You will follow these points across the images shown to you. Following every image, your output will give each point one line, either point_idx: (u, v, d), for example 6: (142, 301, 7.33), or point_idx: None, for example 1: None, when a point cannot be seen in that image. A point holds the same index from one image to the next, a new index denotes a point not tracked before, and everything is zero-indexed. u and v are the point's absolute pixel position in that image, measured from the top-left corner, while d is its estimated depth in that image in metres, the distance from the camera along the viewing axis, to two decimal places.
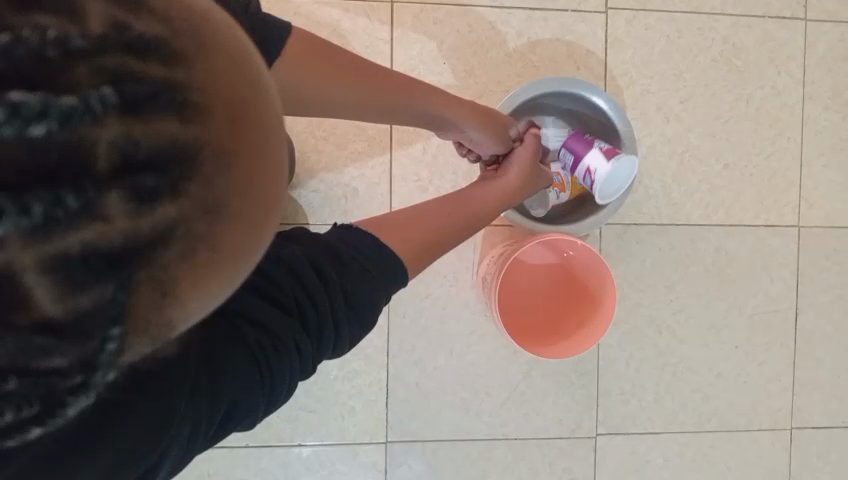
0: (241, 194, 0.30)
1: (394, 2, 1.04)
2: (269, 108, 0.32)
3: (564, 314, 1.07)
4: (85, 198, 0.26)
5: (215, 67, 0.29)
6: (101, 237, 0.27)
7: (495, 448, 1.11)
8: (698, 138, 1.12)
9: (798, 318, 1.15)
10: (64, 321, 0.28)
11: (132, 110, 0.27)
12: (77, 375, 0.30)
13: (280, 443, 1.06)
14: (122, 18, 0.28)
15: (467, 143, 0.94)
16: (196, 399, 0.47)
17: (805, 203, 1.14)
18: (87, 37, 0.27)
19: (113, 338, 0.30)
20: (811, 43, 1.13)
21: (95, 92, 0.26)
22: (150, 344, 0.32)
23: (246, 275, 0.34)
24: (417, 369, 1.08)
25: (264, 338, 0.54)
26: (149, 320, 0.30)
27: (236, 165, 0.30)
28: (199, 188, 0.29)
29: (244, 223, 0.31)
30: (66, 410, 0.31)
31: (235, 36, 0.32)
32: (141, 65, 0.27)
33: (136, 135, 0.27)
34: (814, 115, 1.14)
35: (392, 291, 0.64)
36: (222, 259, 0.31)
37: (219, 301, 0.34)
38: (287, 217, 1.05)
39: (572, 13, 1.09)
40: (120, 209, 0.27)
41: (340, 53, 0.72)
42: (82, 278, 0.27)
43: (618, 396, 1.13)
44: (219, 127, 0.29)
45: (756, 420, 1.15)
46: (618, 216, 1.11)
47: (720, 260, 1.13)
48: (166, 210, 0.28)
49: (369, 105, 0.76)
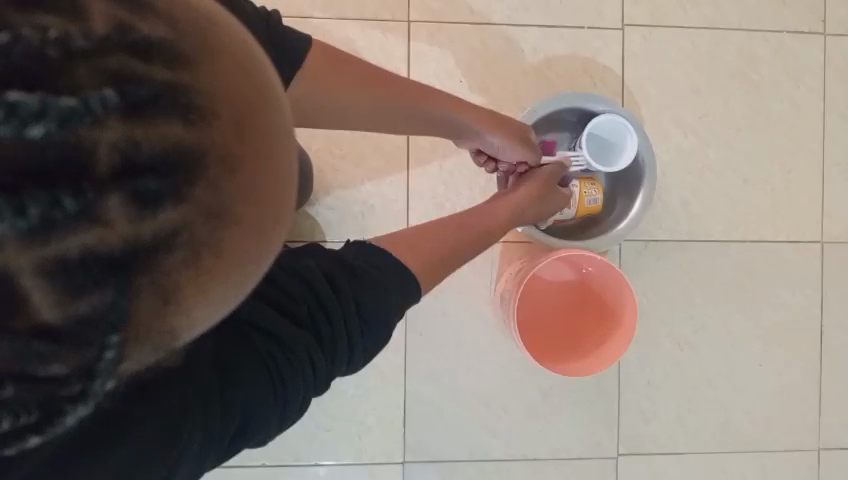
0: (247, 199, 0.30)
1: (410, 21, 1.06)
2: (277, 113, 0.32)
3: (584, 332, 1.06)
4: (83, 201, 0.26)
5: (221, 71, 0.30)
6: (100, 240, 0.27)
7: (514, 468, 1.09)
8: (717, 153, 1.11)
9: (823, 335, 1.13)
10: (62, 326, 0.28)
11: (133, 111, 0.27)
12: (77, 383, 0.29)
13: (297, 461, 1.06)
14: (126, 19, 0.28)
15: (489, 150, 0.93)
16: (208, 412, 0.47)
17: (827, 218, 1.13)
18: (89, 38, 0.27)
19: (111, 345, 0.29)
20: (829, 57, 1.12)
21: (96, 93, 0.26)
22: (152, 353, 0.32)
23: (255, 286, 0.34)
24: (434, 387, 1.08)
25: (277, 350, 0.54)
26: (150, 328, 0.30)
27: (242, 171, 0.30)
28: (204, 192, 0.29)
29: (252, 230, 0.31)
30: (64, 419, 0.30)
31: (242, 41, 0.32)
32: (144, 67, 0.28)
33: (137, 138, 0.27)
34: (834, 129, 1.13)
35: (405, 306, 0.64)
36: (228, 265, 0.31)
37: (225, 310, 0.34)
38: (304, 234, 1.05)
39: (587, 30, 1.09)
40: (120, 212, 0.27)
41: (353, 61, 0.73)
42: (80, 281, 0.27)
43: (639, 415, 1.11)
44: (224, 131, 0.29)
45: (782, 440, 1.13)
46: (637, 231, 1.10)
47: (741, 276, 1.12)
48: (169, 215, 0.28)
49: (380, 112, 0.76)
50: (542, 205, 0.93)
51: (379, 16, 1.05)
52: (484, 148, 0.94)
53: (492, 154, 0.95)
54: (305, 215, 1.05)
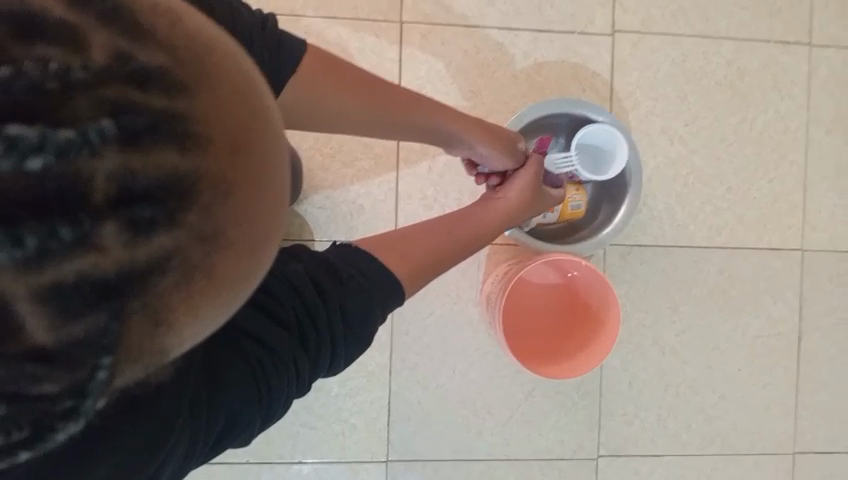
0: (241, 222, 0.31)
1: (403, 22, 1.06)
2: (270, 136, 0.32)
3: (567, 334, 1.07)
4: (80, 231, 0.27)
5: (217, 97, 0.30)
6: (95, 267, 0.27)
7: (496, 468, 1.11)
8: (703, 160, 1.13)
9: (802, 340, 1.15)
10: (55, 348, 0.28)
11: (131, 141, 0.27)
12: (69, 400, 0.30)
13: (281, 459, 1.06)
14: (125, 48, 0.28)
15: (476, 158, 0.95)
16: (195, 419, 0.48)
17: (808, 226, 1.15)
18: (89, 69, 0.27)
19: (104, 366, 0.30)
20: (814, 67, 1.14)
21: (95, 125, 0.26)
22: (142, 370, 0.33)
23: (243, 302, 0.35)
24: (419, 387, 1.08)
25: (265, 355, 0.55)
26: (142, 348, 0.31)
27: (234, 194, 0.30)
28: (197, 217, 0.29)
29: (243, 252, 0.32)
30: (55, 435, 0.31)
31: (238, 64, 0.32)
32: (143, 96, 0.28)
33: (135, 168, 0.27)
34: (817, 139, 1.15)
35: (389, 311, 0.64)
36: (220, 286, 0.32)
37: (215, 326, 0.35)
38: (292, 233, 1.06)
39: (578, 35, 1.10)
40: (117, 240, 0.27)
41: (345, 67, 0.73)
42: (75, 306, 0.28)
43: (621, 417, 1.12)
44: (219, 158, 0.30)
45: (759, 443, 1.15)
46: (622, 237, 1.11)
47: (723, 282, 1.13)
48: (162, 240, 0.28)
49: (371, 120, 0.77)
50: (529, 213, 0.94)
51: (372, 17, 1.05)
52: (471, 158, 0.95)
53: (477, 162, 0.97)
54: (294, 214, 1.05)
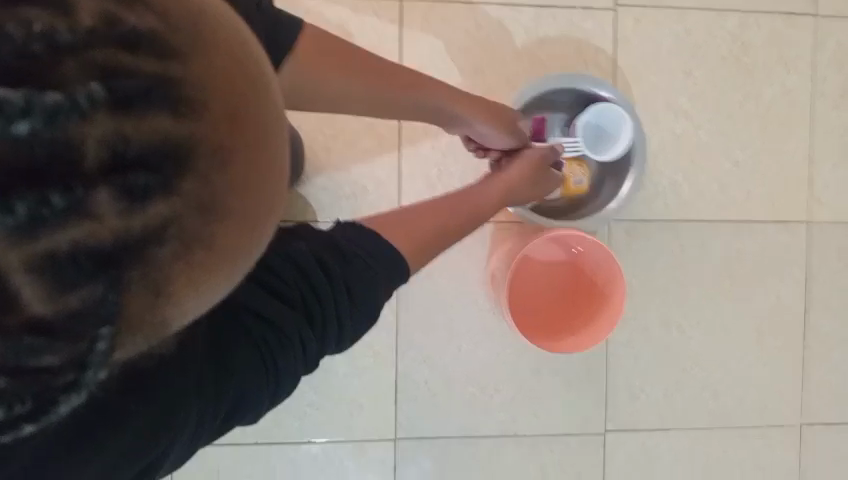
0: (239, 192, 0.31)
1: (403, 1, 1.05)
2: (268, 104, 0.33)
3: (573, 311, 1.07)
4: (73, 197, 0.27)
5: (210, 62, 0.30)
6: (91, 235, 0.28)
7: (504, 445, 1.11)
8: (708, 135, 1.12)
9: (808, 314, 1.15)
10: (55, 319, 0.29)
11: (122, 106, 0.28)
12: (70, 373, 0.31)
13: (290, 439, 1.08)
14: (115, 11, 0.29)
15: (476, 136, 0.94)
16: (203, 398, 0.49)
17: (815, 200, 1.14)
18: (76, 32, 0.28)
19: (103, 336, 0.31)
20: (820, 39, 1.13)
21: (84, 89, 0.27)
22: (144, 342, 0.33)
23: (246, 275, 0.35)
24: (426, 366, 1.09)
25: (271, 334, 0.55)
26: (142, 320, 0.31)
27: (232, 163, 0.30)
28: (193, 185, 0.29)
29: (242, 222, 0.32)
30: (58, 408, 0.32)
31: (233, 30, 0.33)
32: (134, 60, 0.28)
33: (127, 133, 0.28)
34: (823, 113, 1.14)
35: (392, 290, 0.65)
36: (220, 256, 0.32)
37: (218, 299, 0.35)
38: (297, 215, 1.06)
39: (580, 11, 1.09)
40: (110, 206, 0.28)
41: (344, 46, 0.73)
42: (73, 275, 0.28)
43: (627, 393, 1.13)
44: (213, 125, 0.30)
45: (766, 418, 1.15)
46: (627, 213, 1.11)
47: (729, 257, 1.13)
48: (159, 208, 0.29)
49: (371, 99, 0.77)
50: (528, 195, 0.95)
51: None
52: (471, 135, 0.95)
53: (478, 141, 0.96)
54: (298, 196, 1.05)
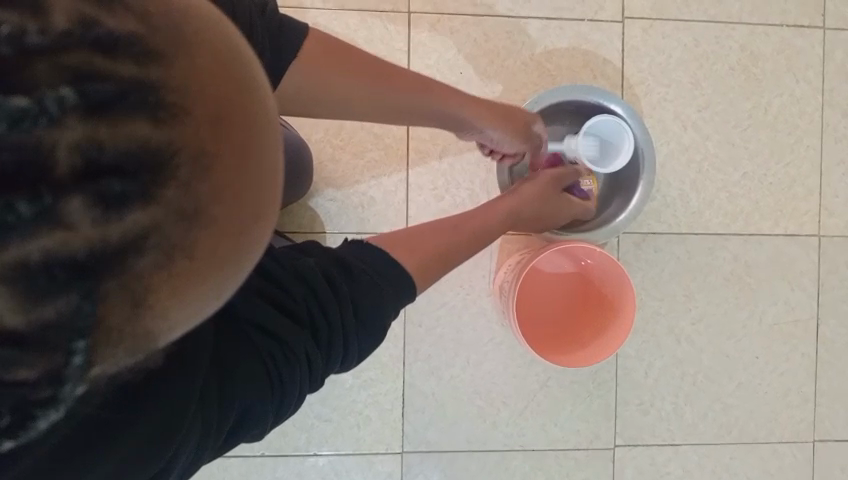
0: (225, 200, 0.30)
1: (411, 12, 1.06)
2: (258, 108, 0.31)
3: (581, 325, 1.06)
4: (40, 205, 0.26)
5: (197, 65, 0.29)
6: (63, 244, 0.27)
7: (512, 458, 1.10)
8: (717, 146, 1.12)
9: (820, 327, 1.14)
10: (27, 333, 0.28)
11: (95, 111, 0.26)
12: (46, 388, 0.29)
13: (296, 451, 1.07)
14: (91, 14, 0.27)
15: (488, 142, 0.94)
16: (205, 407, 0.48)
17: (825, 211, 1.13)
18: (47, 34, 0.26)
19: (78, 350, 0.29)
20: (829, 50, 1.12)
21: (53, 93, 0.26)
22: (128, 356, 0.31)
23: (238, 284, 0.33)
24: (433, 378, 1.08)
25: (272, 344, 0.54)
26: (122, 332, 0.30)
27: (217, 168, 0.29)
28: (175, 194, 0.28)
29: (229, 229, 0.30)
30: (37, 423, 0.30)
31: (224, 32, 0.31)
32: (110, 65, 0.27)
33: (101, 139, 0.26)
34: (833, 123, 1.13)
35: (399, 307, 0.64)
36: (207, 266, 0.30)
37: (209, 311, 0.33)
38: (304, 226, 1.06)
39: (588, 23, 1.09)
40: (84, 216, 0.26)
41: (348, 48, 0.72)
42: (44, 285, 0.27)
43: (636, 407, 1.12)
44: (197, 131, 0.28)
45: (778, 432, 1.13)
46: (635, 224, 1.10)
47: (739, 268, 1.12)
48: (137, 217, 0.27)
49: (374, 102, 0.76)
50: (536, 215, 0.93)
51: (381, 8, 1.05)
52: (485, 142, 0.95)
53: (493, 147, 0.96)
54: (305, 207, 1.05)
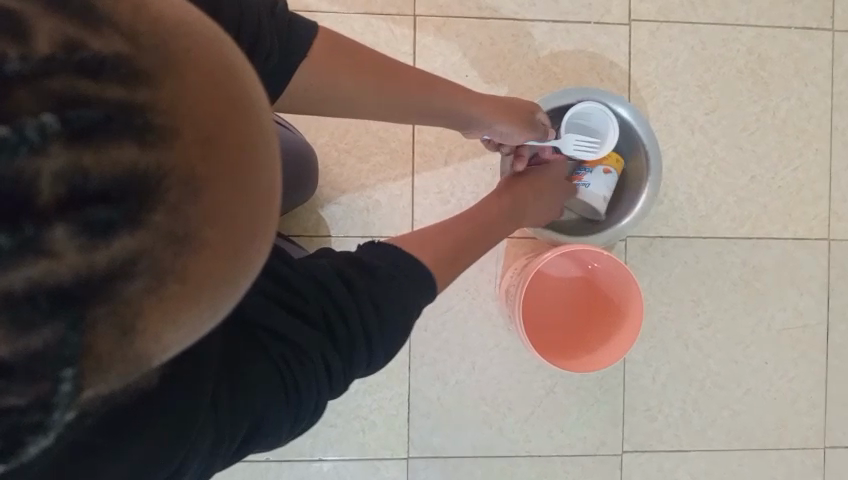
0: (217, 220, 0.29)
1: (417, 15, 1.05)
2: (258, 127, 0.30)
3: (588, 328, 1.05)
4: (22, 236, 0.25)
5: (186, 85, 0.28)
6: (49, 273, 0.26)
7: (517, 464, 1.09)
8: (725, 150, 1.11)
9: (829, 332, 1.12)
10: (14, 361, 0.27)
11: (79, 138, 0.26)
12: (36, 414, 0.28)
13: (300, 457, 1.06)
14: (77, 36, 0.26)
15: (495, 136, 0.94)
16: (216, 417, 0.48)
17: (835, 215, 1.12)
18: (28, 60, 0.26)
19: (66, 379, 0.28)
20: (838, 52, 1.12)
21: (33, 121, 0.25)
22: (119, 379, 0.30)
23: (235, 304, 0.32)
24: (439, 383, 1.08)
25: (288, 350, 0.53)
26: (114, 359, 0.29)
27: (208, 191, 0.28)
28: (164, 218, 0.28)
29: (222, 250, 0.29)
30: (26, 450, 0.30)
31: (220, 44, 0.30)
32: (95, 89, 0.26)
33: (86, 167, 0.26)
34: (841, 126, 1.12)
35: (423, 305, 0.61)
36: (201, 292, 0.29)
37: (206, 330, 0.33)
38: (309, 230, 1.06)
39: (594, 26, 1.08)
40: (68, 244, 0.26)
41: (358, 49, 0.71)
42: (29, 315, 0.27)
43: (644, 413, 1.11)
44: (185, 153, 0.28)
45: (788, 439, 1.12)
46: (641, 228, 1.10)
47: (748, 273, 1.11)
48: (124, 243, 0.27)
49: (384, 103, 0.76)
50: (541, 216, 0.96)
51: (386, 11, 1.05)
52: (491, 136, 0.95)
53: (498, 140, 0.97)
54: (310, 211, 1.05)
